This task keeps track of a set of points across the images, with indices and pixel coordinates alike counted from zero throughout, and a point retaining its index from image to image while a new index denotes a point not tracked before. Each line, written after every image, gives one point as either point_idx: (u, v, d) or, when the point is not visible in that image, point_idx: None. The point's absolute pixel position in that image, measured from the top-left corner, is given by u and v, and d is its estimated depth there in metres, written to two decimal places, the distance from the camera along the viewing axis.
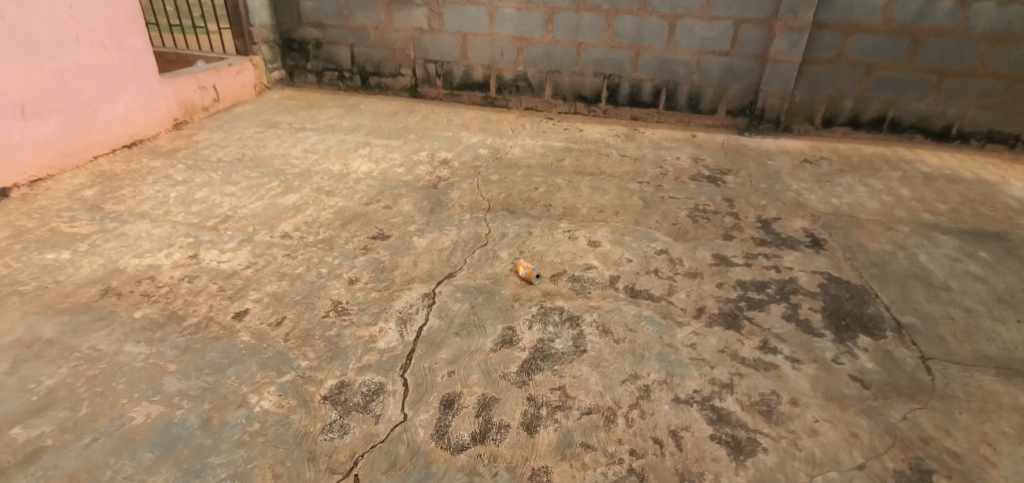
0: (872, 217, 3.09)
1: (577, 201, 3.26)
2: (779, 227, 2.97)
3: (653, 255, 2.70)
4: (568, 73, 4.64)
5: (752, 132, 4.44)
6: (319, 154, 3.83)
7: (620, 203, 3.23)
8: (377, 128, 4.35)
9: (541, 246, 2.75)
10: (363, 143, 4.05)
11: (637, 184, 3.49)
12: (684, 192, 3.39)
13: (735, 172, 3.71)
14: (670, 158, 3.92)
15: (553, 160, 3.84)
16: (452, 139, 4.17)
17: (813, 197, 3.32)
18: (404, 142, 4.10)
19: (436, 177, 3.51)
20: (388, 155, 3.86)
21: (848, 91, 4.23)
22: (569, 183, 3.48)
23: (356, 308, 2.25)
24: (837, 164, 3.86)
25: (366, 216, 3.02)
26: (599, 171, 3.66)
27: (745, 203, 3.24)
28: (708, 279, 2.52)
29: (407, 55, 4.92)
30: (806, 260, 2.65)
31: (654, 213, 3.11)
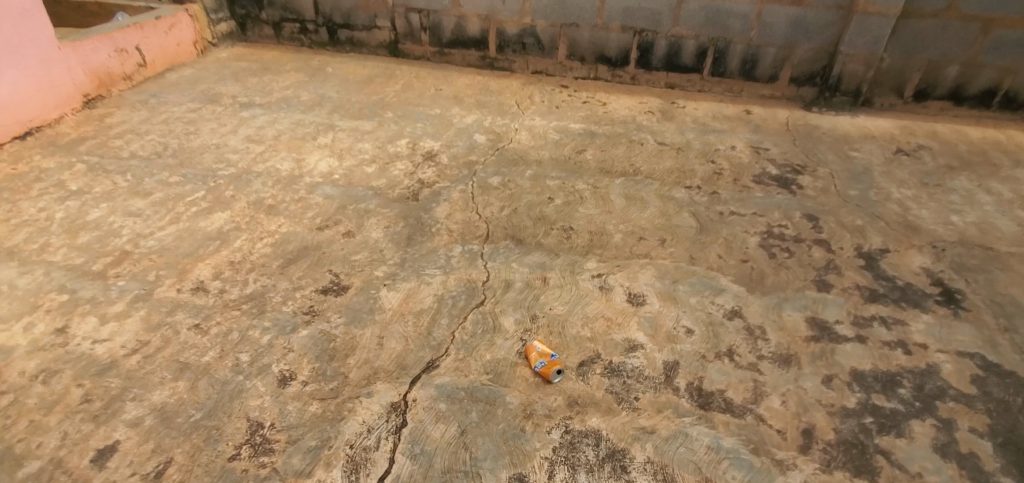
0: (1014, 250, 2.24)
1: (607, 219, 2.40)
2: (891, 268, 2.14)
3: (721, 322, 1.88)
4: (588, 27, 3.63)
5: (822, 107, 3.48)
6: (265, 145, 2.93)
7: (665, 224, 2.37)
8: (345, 103, 3.41)
9: (561, 305, 1.94)
10: (325, 126, 3.13)
11: (684, 190, 2.61)
12: (750, 204, 2.52)
13: (812, 169, 2.81)
14: (723, 147, 3.01)
15: (571, 152, 2.92)
16: (441, 119, 3.24)
17: (925, 214, 2.46)
18: (379, 124, 3.17)
19: (416, 182, 2.63)
20: (357, 144, 2.95)
21: (955, 55, 3.22)
22: (594, 189, 2.60)
23: (284, 438, 1.47)
24: (942, 156, 2.96)
25: (317, 249, 2.18)
26: (633, 169, 2.77)
27: (834, 224, 2.38)
28: (808, 369, 1.72)
29: (383, 1, 3.88)
30: (944, 333, 1.85)
31: (714, 242, 2.26)
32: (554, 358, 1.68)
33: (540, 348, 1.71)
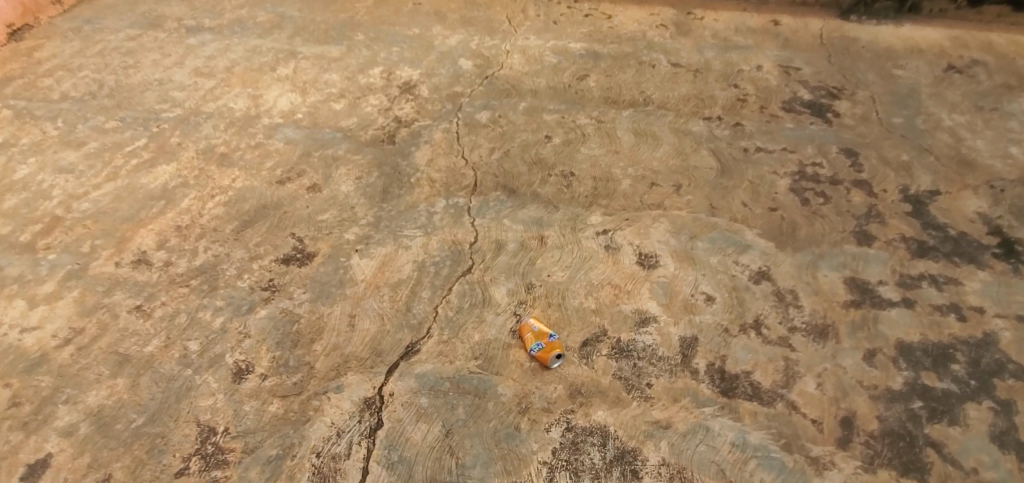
0: None
1: (613, 162, 2.05)
2: (942, 214, 1.84)
3: (747, 286, 1.62)
4: None
5: (862, 14, 2.98)
6: (217, 80, 2.51)
7: (681, 166, 2.04)
8: (308, 22, 2.93)
9: (562, 271, 1.67)
10: (286, 53, 2.69)
11: (703, 123, 2.25)
12: (779, 138, 2.16)
13: (851, 93, 2.42)
14: (748, 67, 2.59)
15: (572, 78, 2.51)
16: (419, 41, 2.79)
17: (981, 146, 2.12)
18: (348, 49, 2.73)
19: (392, 120, 2.26)
20: (322, 75, 2.54)
21: None
22: (599, 125, 2.23)
23: (239, 447, 1.28)
24: (999, 74, 2.55)
25: (277, 209, 1.88)
26: (644, 98, 2.37)
27: (876, 161, 2.05)
28: (847, 343, 1.48)
29: None
30: (1005, 295, 1.60)
31: (738, 187, 1.95)
32: (554, 339, 1.43)
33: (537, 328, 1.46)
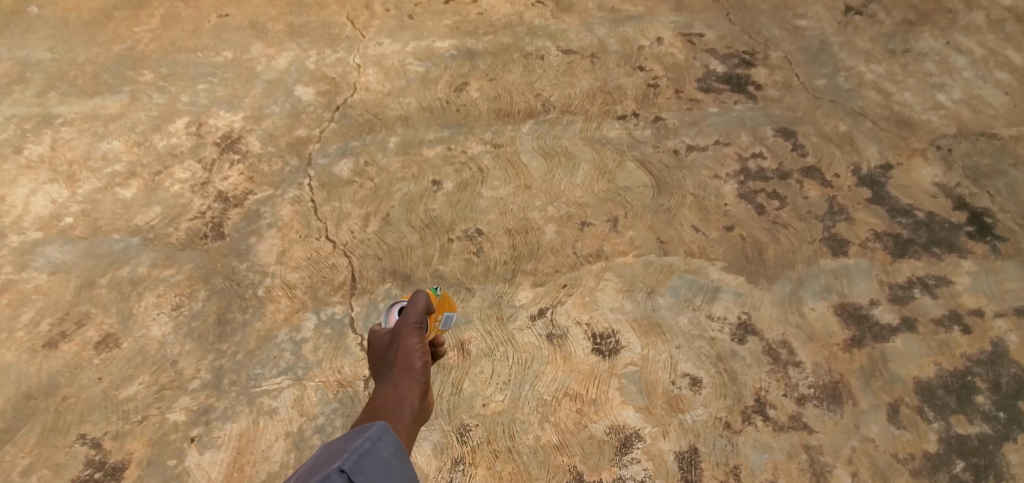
0: (1016, 133, 1.76)
1: (526, 202, 1.56)
2: (902, 193, 1.57)
3: (733, 350, 1.27)
4: None
5: None
6: None
7: (609, 190, 1.59)
8: (64, 68, 2.06)
9: (500, 393, 1.21)
10: (35, 121, 1.85)
11: (618, 124, 1.79)
12: (708, 129, 1.77)
13: (761, 56, 2.03)
14: (667, 54, 2.04)
15: (447, 90, 1.92)
16: (236, 69, 2.02)
17: (911, 100, 1.85)
18: (131, 98, 1.92)
19: (213, 198, 1.60)
20: (98, 145, 1.76)
21: None
22: (495, 152, 1.70)
23: None
24: (895, 9, 2.26)
25: (51, 397, 1.24)
26: (541, 102, 1.86)
27: (817, 139, 1.73)
28: (865, 403, 1.19)
29: None
30: (993, 286, 1.38)
31: (683, 206, 1.55)
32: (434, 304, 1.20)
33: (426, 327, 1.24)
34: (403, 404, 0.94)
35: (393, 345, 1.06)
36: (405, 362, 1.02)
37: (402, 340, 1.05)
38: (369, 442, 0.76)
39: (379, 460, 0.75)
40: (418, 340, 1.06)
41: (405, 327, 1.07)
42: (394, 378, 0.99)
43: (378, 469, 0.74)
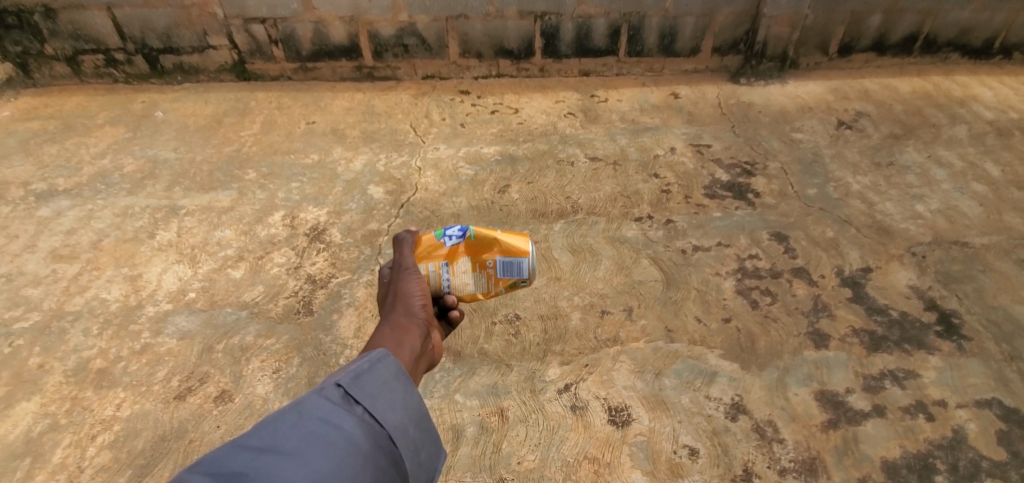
0: (987, 241, 2.01)
1: (556, 292, 1.89)
2: (879, 294, 1.83)
3: (726, 426, 1.53)
4: (480, 17, 2.81)
5: (750, 77, 2.92)
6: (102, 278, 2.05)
7: (626, 283, 1.91)
8: (186, 166, 2.53)
9: (531, 452, 1.49)
10: (164, 211, 2.31)
11: (635, 225, 2.13)
12: (711, 231, 2.09)
13: (761, 166, 2.37)
14: (678, 163, 2.40)
15: (493, 192, 2.31)
16: (321, 169, 2.48)
17: (892, 209, 2.14)
18: (239, 193, 2.38)
19: (304, 280, 1.99)
20: (214, 233, 2.20)
21: (877, 3, 2.77)
22: (532, 247, 2.06)
23: None
24: (883, 124, 2.59)
25: (181, 440, 1.58)
26: (571, 204, 2.23)
27: (806, 242, 2.02)
28: (838, 477, 1.42)
29: (210, 14, 2.82)
30: (956, 379, 1.61)
31: (688, 299, 1.85)
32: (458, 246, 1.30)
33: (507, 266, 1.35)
34: (404, 341, 1.17)
35: (396, 288, 1.29)
36: (405, 304, 1.25)
37: (404, 284, 1.28)
38: (367, 365, 0.94)
39: (377, 380, 0.93)
40: (416, 282, 1.28)
41: (406, 271, 1.30)
42: (397, 319, 1.22)
43: (377, 386, 0.92)
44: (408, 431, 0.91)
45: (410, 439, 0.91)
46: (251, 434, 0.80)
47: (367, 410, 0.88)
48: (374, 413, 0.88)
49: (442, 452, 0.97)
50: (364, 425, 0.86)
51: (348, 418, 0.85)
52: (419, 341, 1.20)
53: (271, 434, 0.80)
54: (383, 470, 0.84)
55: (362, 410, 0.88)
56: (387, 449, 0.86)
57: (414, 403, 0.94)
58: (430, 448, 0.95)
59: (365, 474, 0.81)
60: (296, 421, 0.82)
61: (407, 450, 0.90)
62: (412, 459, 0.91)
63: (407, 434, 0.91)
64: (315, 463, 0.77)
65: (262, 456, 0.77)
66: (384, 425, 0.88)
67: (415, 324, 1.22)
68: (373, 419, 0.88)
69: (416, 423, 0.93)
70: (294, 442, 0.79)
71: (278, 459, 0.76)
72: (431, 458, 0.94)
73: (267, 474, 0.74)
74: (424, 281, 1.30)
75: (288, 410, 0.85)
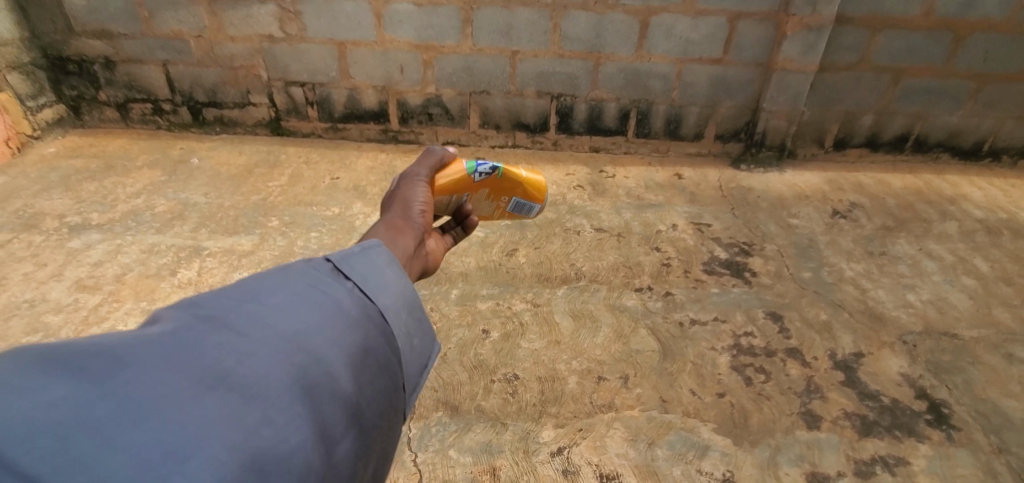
0: (977, 333, 2.06)
1: (555, 355, 1.95)
2: (871, 379, 1.88)
3: None
4: (500, 94, 3.04)
5: (750, 163, 3.10)
6: (119, 309, 2.11)
7: (624, 351, 1.97)
8: (215, 210, 2.67)
9: None
10: (188, 250, 2.41)
11: (635, 296, 2.21)
12: (709, 306, 2.16)
13: (759, 247, 2.47)
14: (680, 239, 2.51)
15: (501, 254, 2.42)
16: (340, 222, 2.62)
17: (883, 296, 2.22)
18: (260, 239, 2.50)
19: None
20: (233, 275, 2.29)
21: (869, 105, 2.98)
22: (534, 309, 2.14)
23: None
24: (876, 215, 2.72)
25: None
26: (574, 271, 2.33)
27: (800, 323, 2.09)
28: None
29: (256, 75, 3.08)
30: (947, 470, 1.62)
31: (683, 371, 1.90)
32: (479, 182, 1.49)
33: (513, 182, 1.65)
34: (399, 237, 1.14)
35: (397, 201, 1.29)
36: (407, 210, 1.25)
37: (411, 192, 1.30)
38: (359, 248, 0.86)
39: (370, 262, 0.84)
40: (419, 191, 1.31)
41: (416, 183, 1.32)
42: (394, 219, 1.20)
43: (370, 266, 0.83)
44: (402, 314, 0.82)
45: (402, 322, 0.82)
46: (228, 291, 0.70)
47: (358, 286, 0.79)
48: (365, 290, 0.79)
49: (434, 344, 0.89)
50: (354, 297, 0.77)
51: (337, 288, 0.76)
52: (414, 240, 1.16)
53: (249, 292, 0.70)
54: (372, 337, 0.75)
55: (352, 285, 0.79)
56: (378, 322, 0.77)
57: (407, 291, 0.86)
58: (423, 338, 0.86)
59: (353, 339, 0.72)
60: (280, 283, 0.73)
61: (400, 330, 0.81)
62: (404, 343, 0.82)
63: (399, 316, 0.82)
64: (304, 318, 0.68)
65: (239, 306, 0.66)
66: (376, 302, 0.79)
67: (410, 227, 1.19)
68: (364, 295, 0.79)
69: (409, 309, 0.84)
70: (277, 300, 0.70)
71: (258, 311, 0.67)
72: (423, 347, 0.86)
73: (248, 322, 0.64)
74: (426, 198, 1.31)
75: (269, 276, 0.75)
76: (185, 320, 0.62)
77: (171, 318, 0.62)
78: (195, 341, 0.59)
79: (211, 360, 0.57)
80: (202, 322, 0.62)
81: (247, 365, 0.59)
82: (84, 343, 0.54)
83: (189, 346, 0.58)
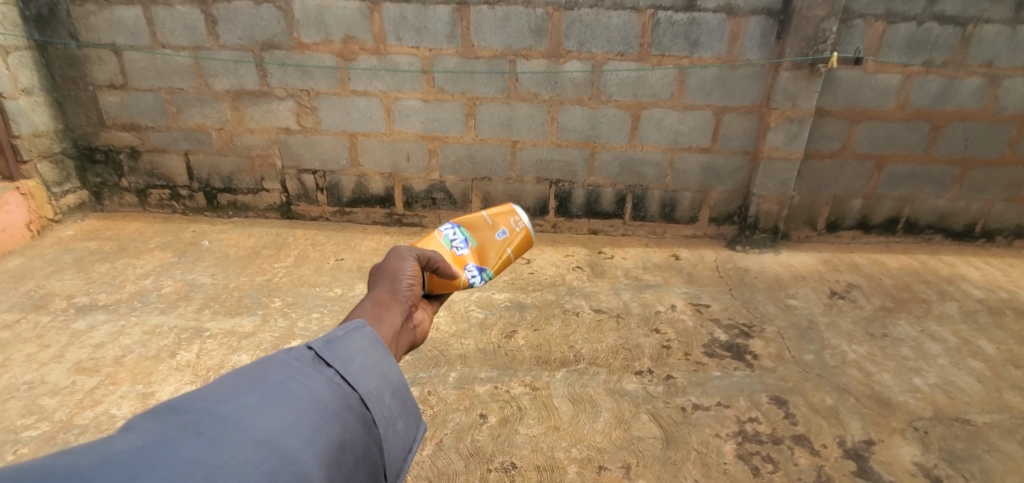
0: (990, 419, 2.00)
1: (554, 442, 1.89)
2: (884, 469, 1.80)
3: None
4: (501, 180, 3.19)
5: (745, 244, 3.17)
6: (116, 391, 2.09)
7: (624, 437, 1.92)
8: (220, 291, 2.72)
9: None
10: (190, 332, 2.43)
11: (635, 379, 2.18)
12: (710, 390, 2.13)
13: (759, 330, 2.46)
14: (678, 321, 2.52)
15: (500, 336, 2.42)
16: (342, 302, 2.65)
17: (889, 380, 2.18)
18: (262, 320, 2.52)
19: None
20: (231, 357, 2.28)
21: (857, 189, 3.09)
22: (533, 393, 2.11)
23: None
24: (874, 296, 2.73)
25: None
26: (573, 353, 2.32)
27: (806, 408, 2.04)
28: None
29: (270, 163, 3.26)
30: None
31: (687, 460, 1.83)
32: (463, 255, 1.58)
33: (505, 229, 1.68)
34: (385, 313, 1.11)
35: (385, 272, 1.26)
36: (394, 283, 1.22)
37: (398, 265, 1.27)
38: (343, 331, 0.90)
39: (353, 346, 0.88)
40: (408, 264, 1.29)
41: (404, 256, 1.30)
42: (381, 293, 1.17)
43: (352, 351, 0.87)
44: (382, 398, 0.85)
45: (385, 406, 0.85)
46: (206, 392, 0.72)
47: (339, 374, 0.83)
48: (346, 377, 0.83)
49: (420, 424, 0.92)
50: (334, 386, 0.80)
51: (317, 380, 0.80)
52: (402, 315, 1.14)
53: (227, 393, 0.72)
54: (350, 430, 0.78)
55: (333, 373, 0.82)
56: (357, 411, 0.80)
57: (392, 372, 0.89)
58: (407, 419, 0.89)
59: (330, 431, 0.75)
60: (259, 380, 0.76)
61: (382, 417, 0.84)
62: (388, 427, 0.85)
63: (382, 401, 0.85)
64: (280, 418, 0.71)
65: (217, 409, 0.69)
66: (358, 388, 0.83)
67: (397, 301, 1.16)
68: (345, 382, 0.82)
69: (393, 392, 0.87)
70: (254, 400, 0.73)
71: (235, 412, 0.69)
72: (409, 430, 0.89)
73: (224, 426, 0.67)
74: (415, 271, 1.28)
75: (249, 371, 0.78)
76: (163, 429, 0.64)
77: (147, 426, 0.64)
78: (170, 451, 0.61)
79: (186, 470, 0.59)
80: (177, 430, 0.64)
81: (217, 477, 0.61)
82: (56, 462, 0.55)
83: (164, 457, 0.60)
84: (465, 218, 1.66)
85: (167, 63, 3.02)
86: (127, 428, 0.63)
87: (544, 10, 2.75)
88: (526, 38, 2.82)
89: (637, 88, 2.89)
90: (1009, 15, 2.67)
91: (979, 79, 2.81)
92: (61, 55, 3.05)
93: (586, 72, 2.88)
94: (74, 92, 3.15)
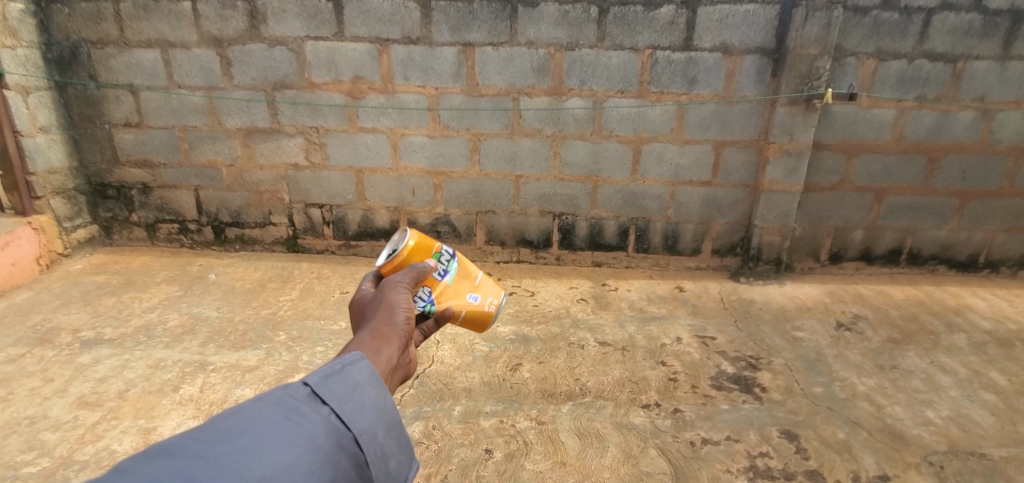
0: (1006, 452, 1.96)
1: (561, 477, 1.86)
2: None
3: None
4: (505, 213, 3.23)
5: (749, 276, 3.17)
6: (117, 427, 2.07)
7: (633, 473, 1.88)
8: (225, 324, 2.73)
9: None
10: (194, 365, 2.42)
11: (643, 413, 2.15)
12: (719, 423, 2.09)
13: (766, 362, 2.44)
14: (685, 354, 2.50)
15: (505, 369, 2.40)
16: (346, 336, 2.65)
17: (901, 413, 2.14)
18: (266, 353, 2.51)
19: None
20: (235, 390, 2.27)
21: (857, 221, 3.12)
22: (539, 427, 2.08)
23: None
24: (881, 327, 2.71)
25: None
26: (579, 386, 2.30)
27: (817, 442, 2.00)
28: None
29: (279, 198, 3.31)
30: None
31: None
32: (435, 279, 1.52)
33: (478, 296, 1.62)
34: (384, 346, 1.10)
35: (382, 304, 1.26)
36: (392, 315, 1.22)
37: (394, 297, 1.28)
38: (340, 365, 0.90)
39: (349, 382, 0.88)
40: (403, 297, 1.29)
41: (399, 289, 1.31)
42: (380, 325, 1.16)
43: (349, 387, 0.87)
44: (377, 436, 0.86)
45: (379, 446, 0.86)
46: (200, 433, 0.72)
47: (335, 412, 0.83)
48: (341, 416, 0.83)
49: (413, 463, 0.92)
50: (328, 425, 0.80)
51: (312, 419, 0.80)
52: (399, 348, 1.13)
53: (221, 435, 0.73)
54: (342, 473, 0.78)
55: (329, 411, 0.83)
56: (350, 452, 0.81)
57: (387, 409, 0.90)
58: (400, 458, 0.89)
59: (322, 474, 0.75)
60: (254, 419, 0.76)
61: (375, 456, 0.84)
62: (380, 466, 0.85)
63: (376, 440, 0.85)
64: (273, 462, 0.71)
65: (210, 451, 0.70)
66: (353, 427, 0.83)
67: (395, 334, 1.16)
68: (340, 421, 0.83)
69: (387, 430, 0.88)
70: (249, 441, 0.73)
71: (229, 455, 0.70)
72: (401, 469, 0.89)
73: (218, 470, 0.67)
74: (410, 304, 1.29)
75: (245, 410, 0.79)
76: (156, 474, 0.64)
77: (138, 469, 0.64)
78: None
79: None
80: (170, 475, 0.64)
81: None
82: None
83: None
84: (463, 260, 1.63)
85: (182, 103, 3.12)
86: (121, 471, 0.63)
87: (546, 50, 2.86)
88: (529, 77, 2.92)
89: (638, 123, 2.96)
90: (997, 52, 2.76)
91: (972, 113, 2.88)
92: (80, 95, 3.16)
93: (588, 109, 2.96)
94: (91, 130, 3.24)
